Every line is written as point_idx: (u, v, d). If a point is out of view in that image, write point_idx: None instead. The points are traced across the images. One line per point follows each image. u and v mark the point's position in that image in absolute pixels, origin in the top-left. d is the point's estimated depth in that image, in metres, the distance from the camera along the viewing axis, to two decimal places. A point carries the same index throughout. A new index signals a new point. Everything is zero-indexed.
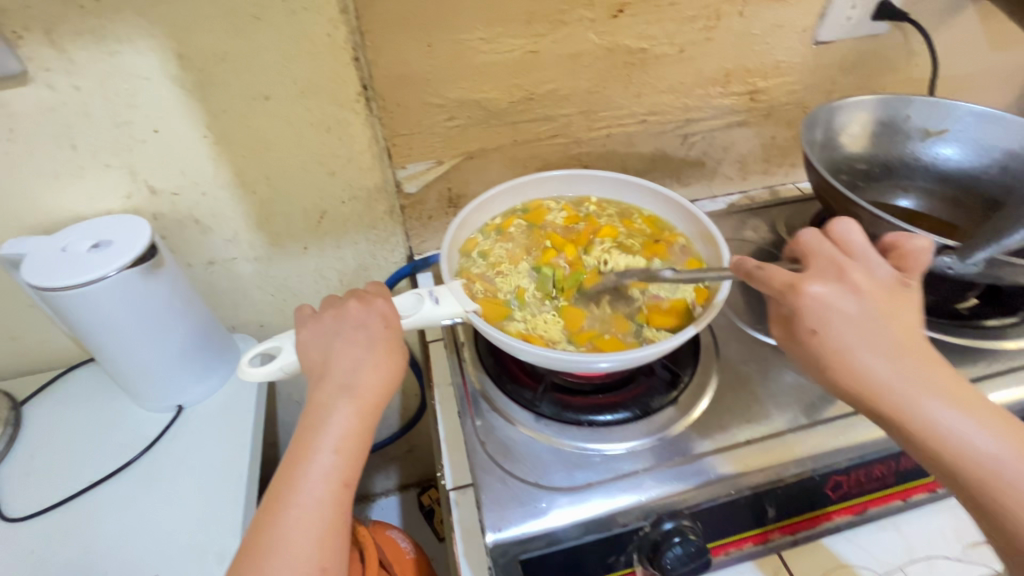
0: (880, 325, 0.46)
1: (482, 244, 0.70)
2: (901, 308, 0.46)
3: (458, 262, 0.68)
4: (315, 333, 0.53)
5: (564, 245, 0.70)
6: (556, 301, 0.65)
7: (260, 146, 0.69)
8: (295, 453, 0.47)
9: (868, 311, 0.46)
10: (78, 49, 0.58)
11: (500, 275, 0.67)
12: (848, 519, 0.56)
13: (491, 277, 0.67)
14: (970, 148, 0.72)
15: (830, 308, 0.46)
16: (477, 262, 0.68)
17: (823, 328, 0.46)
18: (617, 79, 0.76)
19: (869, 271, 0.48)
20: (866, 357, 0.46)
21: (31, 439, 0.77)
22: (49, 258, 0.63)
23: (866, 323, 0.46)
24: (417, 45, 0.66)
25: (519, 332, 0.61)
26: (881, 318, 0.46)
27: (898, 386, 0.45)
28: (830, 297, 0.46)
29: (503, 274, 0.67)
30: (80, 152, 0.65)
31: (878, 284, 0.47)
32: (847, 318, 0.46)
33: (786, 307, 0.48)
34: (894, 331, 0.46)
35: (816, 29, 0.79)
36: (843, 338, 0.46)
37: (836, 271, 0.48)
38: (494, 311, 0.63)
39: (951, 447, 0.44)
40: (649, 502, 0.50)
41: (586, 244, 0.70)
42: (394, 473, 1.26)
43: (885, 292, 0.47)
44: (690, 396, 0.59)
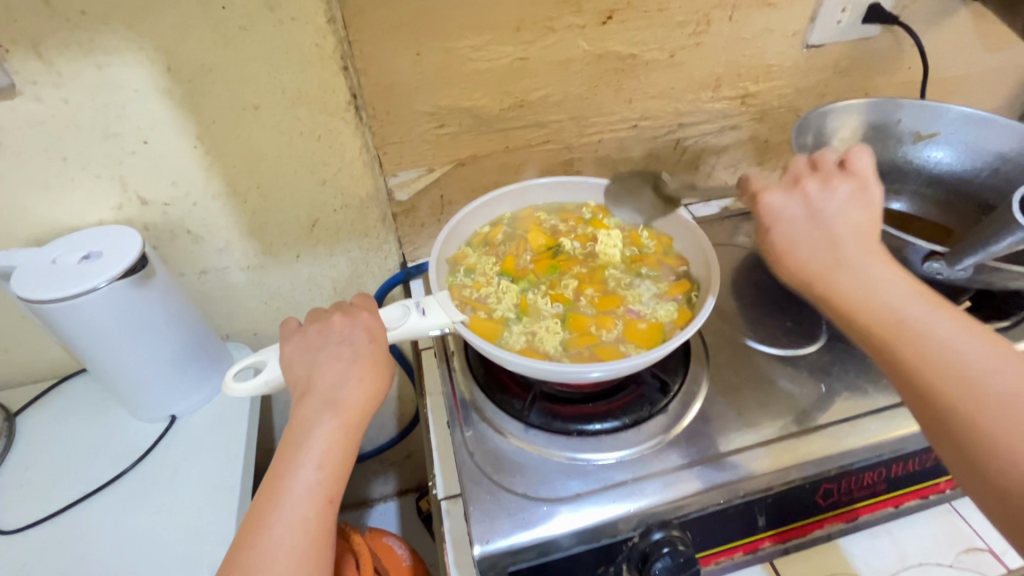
0: (823, 223, 0.53)
1: (469, 258, 0.69)
2: (850, 206, 0.54)
3: (446, 277, 0.67)
4: (299, 347, 0.53)
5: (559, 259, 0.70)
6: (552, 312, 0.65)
7: (250, 156, 0.69)
8: (278, 469, 0.47)
9: (816, 208, 0.55)
10: (65, 61, 0.58)
11: (490, 288, 0.66)
12: (839, 527, 0.55)
13: (481, 292, 0.66)
14: (963, 151, 0.72)
15: (780, 211, 0.56)
16: (467, 280, 0.67)
17: (772, 224, 0.55)
18: (607, 85, 0.76)
19: (823, 180, 0.57)
20: (806, 249, 0.53)
21: (24, 450, 0.77)
22: (39, 270, 0.63)
23: (810, 219, 0.54)
24: (407, 53, 0.66)
25: (518, 347, 0.61)
26: (825, 216, 0.54)
27: (837, 268, 0.51)
28: (778, 201, 0.56)
29: (493, 291, 0.66)
30: (70, 164, 0.65)
31: (831, 190, 0.55)
32: (792, 215, 0.55)
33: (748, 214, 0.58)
34: (839, 223, 0.53)
35: (807, 33, 0.78)
36: (795, 228, 0.54)
37: (789, 183, 0.58)
38: (489, 329, 0.62)
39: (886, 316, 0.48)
40: (639, 512, 0.50)
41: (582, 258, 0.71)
42: (392, 479, 1.26)
43: (834, 195, 0.55)
44: (680, 404, 0.58)
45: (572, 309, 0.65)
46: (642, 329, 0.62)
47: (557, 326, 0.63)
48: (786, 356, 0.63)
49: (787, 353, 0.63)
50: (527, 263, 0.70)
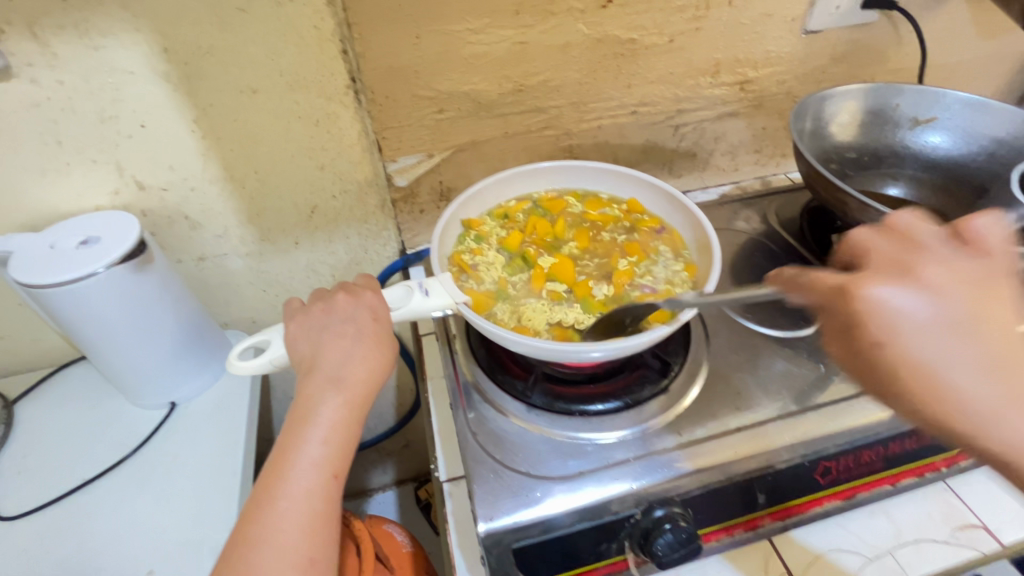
0: (971, 334, 0.38)
1: (484, 226, 0.71)
2: (985, 300, 0.39)
3: (452, 246, 0.68)
4: (303, 326, 0.53)
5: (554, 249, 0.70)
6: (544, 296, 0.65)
7: (248, 140, 0.68)
8: (283, 444, 0.47)
9: (946, 312, 0.39)
10: (60, 42, 0.57)
11: (485, 258, 0.68)
12: (837, 504, 0.56)
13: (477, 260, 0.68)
14: (959, 135, 0.73)
15: (904, 315, 0.39)
16: (465, 246, 0.69)
17: (893, 338, 0.39)
18: (606, 70, 0.76)
19: (941, 262, 0.41)
20: (954, 376, 0.38)
21: (23, 437, 0.77)
22: (37, 255, 0.63)
23: (950, 327, 0.39)
24: (405, 37, 0.66)
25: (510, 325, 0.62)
26: (964, 323, 0.39)
27: (998, 414, 0.37)
28: (898, 302, 0.39)
29: (493, 265, 0.67)
30: (65, 147, 0.64)
31: (959, 279, 0.40)
32: (922, 325, 0.39)
33: (842, 317, 0.41)
34: (983, 342, 0.38)
35: (806, 19, 0.79)
36: (919, 348, 0.39)
37: (899, 266, 0.41)
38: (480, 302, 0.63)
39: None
40: (641, 489, 0.50)
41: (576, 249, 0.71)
42: (391, 468, 1.27)
43: (966, 288, 0.39)
44: (681, 384, 0.59)
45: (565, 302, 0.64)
46: (647, 307, 0.61)
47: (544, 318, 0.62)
48: (784, 338, 0.64)
49: (785, 335, 0.64)
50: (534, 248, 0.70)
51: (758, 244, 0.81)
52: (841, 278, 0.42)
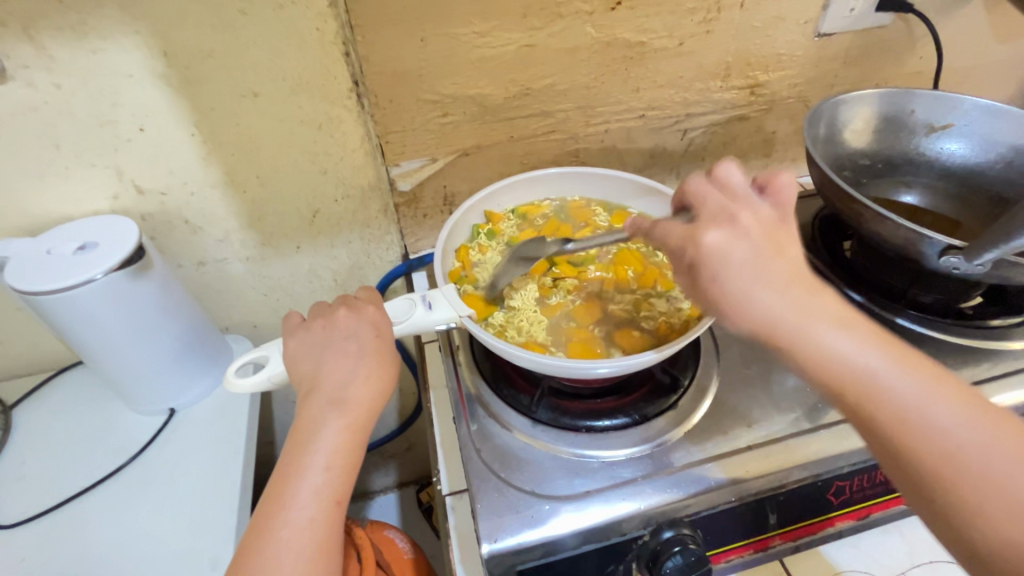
0: (768, 261, 0.45)
1: (499, 224, 0.70)
2: (777, 237, 0.46)
3: (461, 240, 0.69)
4: (304, 344, 0.52)
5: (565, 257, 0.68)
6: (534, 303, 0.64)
7: (249, 144, 0.67)
8: (284, 471, 0.46)
9: (751, 244, 0.45)
10: (57, 44, 0.56)
11: (489, 258, 0.67)
12: (850, 524, 0.55)
13: (481, 261, 0.67)
14: (976, 143, 0.71)
15: (729, 250, 0.45)
16: (474, 241, 0.69)
17: (724, 272, 0.44)
18: (615, 73, 0.74)
19: (751, 208, 0.48)
20: (760, 293, 0.44)
21: (20, 444, 0.76)
22: (34, 261, 0.62)
23: (755, 255, 0.45)
24: (410, 40, 0.64)
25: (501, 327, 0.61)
26: (764, 253, 0.45)
27: (796, 321, 0.43)
28: (723, 242, 0.45)
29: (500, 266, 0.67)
30: (64, 151, 0.63)
31: (763, 220, 0.47)
32: (745, 258, 0.45)
33: (689, 257, 0.47)
34: (781, 265, 0.45)
35: (819, 21, 0.77)
36: (736, 274, 0.44)
37: (722, 215, 0.48)
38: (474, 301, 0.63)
39: (848, 374, 0.42)
40: (649, 510, 0.49)
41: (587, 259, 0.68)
42: (392, 472, 1.26)
43: (766, 228, 0.47)
44: (691, 400, 0.58)
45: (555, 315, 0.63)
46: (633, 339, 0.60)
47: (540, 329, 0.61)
48: None
49: None
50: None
51: None
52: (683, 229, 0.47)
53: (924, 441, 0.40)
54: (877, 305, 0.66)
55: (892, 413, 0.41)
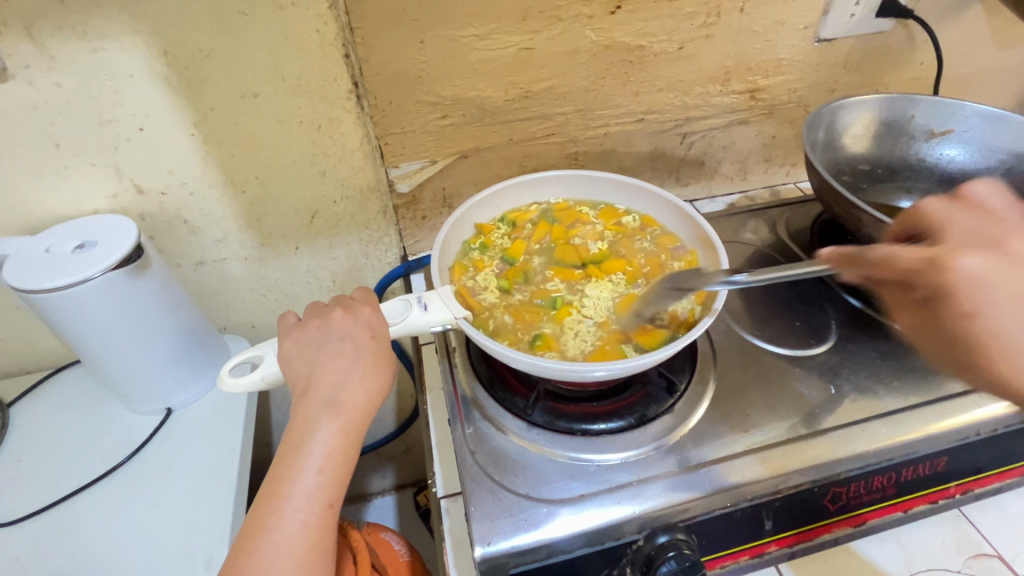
0: (1016, 296, 0.47)
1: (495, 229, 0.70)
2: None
3: (457, 249, 0.69)
4: (299, 344, 0.52)
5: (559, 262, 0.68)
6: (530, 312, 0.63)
7: (249, 144, 0.67)
8: (277, 473, 0.46)
9: (1013, 269, 0.48)
10: (58, 44, 0.56)
11: (485, 278, 0.66)
12: (846, 531, 0.54)
13: (477, 285, 0.65)
14: (977, 149, 0.71)
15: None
16: (468, 252, 0.69)
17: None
18: (614, 77, 0.74)
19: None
20: (1009, 327, 0.47)
21: (17, 442, 0.76)
22: (32, 259, 0.62)
23: (1022, 277, 0.47)
24: (410, 42, 0.65)
25: (501, 331, 0.61)
26: (1021, 279, 0.47)
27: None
28: (984, 271, 0.47)
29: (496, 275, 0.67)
30: (63, 150, 0.63)
31: None
32: (1002, 293, 0.47)
33: (929, 287, 0.49)
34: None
35: (819, 27, 0.77)
36: (1001, 311, 0.47)
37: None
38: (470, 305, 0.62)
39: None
40: (644, 514, 0.49)
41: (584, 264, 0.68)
42: (390, 474, 1.25)
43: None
44: (687, 404, 0.58)
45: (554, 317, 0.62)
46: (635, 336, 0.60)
47: (585, 323, 0.61)
48: (794, 357, 0.62)
49: (796, 354, 0.63)
50: (539, 258, 0.69)
51: (765, 256, 0.79)
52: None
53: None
54: (876, 312, 0.66)
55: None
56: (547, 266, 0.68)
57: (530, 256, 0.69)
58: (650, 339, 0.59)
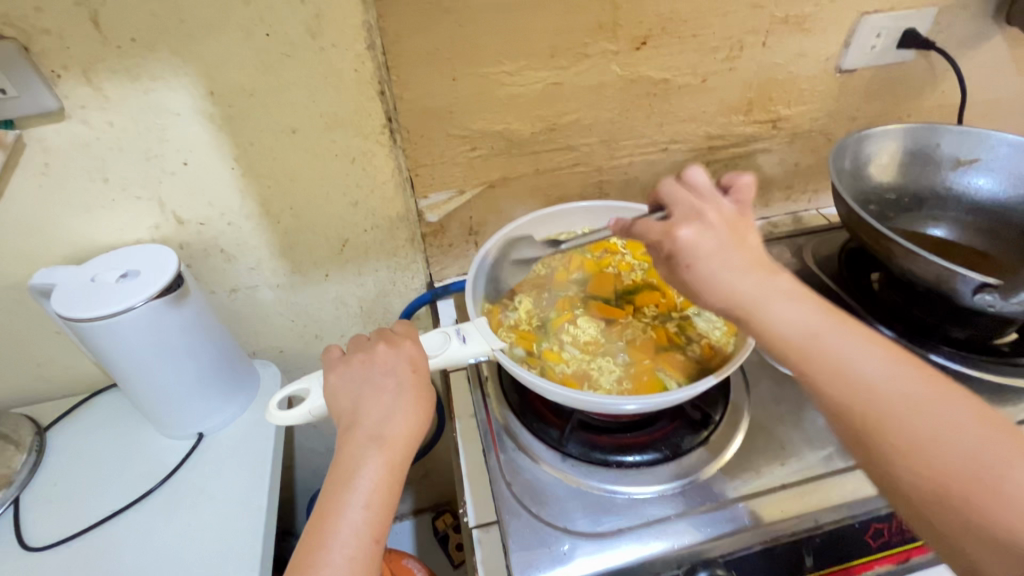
0: (734, 253, 0.48)
1: None
2: (739, 238, 0.49)
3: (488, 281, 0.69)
4: (343, 378, 0.53)
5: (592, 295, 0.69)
6: (564, 346, 0.63)
7: (287, 177, 0.69)
8: (325, 508, 0.46)
9: (712, 237, 0.49)
10: (112, 85, 0.59)
11: (518, 309, 0.67)
12: (888, 568, 0.52)
13: (507, 319, 0.66)
14: (1007, 178, 0.71)
15: (698, 246, 0.48)
16: (500, 284, 0.70)
17: (693, 261, 0.48)
18: (639, 109, 0.76)
19: (713, 205, 0.51)
20: (742, 284, 0.47)
21: (53, 465, 0.78)
22: (79, 288, 0.64)
23: (722, 244, 0.48)
24: (442, 78, 0.67)
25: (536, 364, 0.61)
26: (728, 246, 0.48)
27: (771, 312, 0.46)
28: (693, 237, 0.48)
29: (529, 308, 0.67)
30: (111, 184, 0.66)
31: (722, 216, 0.50)
32: (710, 250, 0.48)
33: (664, 250, 0.50)
34: (746, 256, 0.48)
35: (840, 58, 0.78)
36: (714, 261, 0.48)
37: (693, 212, 0.50)
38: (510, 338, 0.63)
39: (806, 349, 0.45)
40: (682, 550, 0.49)
41: (617, 296, 0.69)
42: (409, 498, 1.25)
43: (730, 224, 0.50)
44: (722, 436, 0.58)
45: (590, 352, 0.62)
46: (672, 367, 0.60)
47: (614, 363, 0.61)
48: None
49: None
50: (571, 289, 0.70)
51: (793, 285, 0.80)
52: (662, 225, 0.50)
53: (877, 409, 0.43)
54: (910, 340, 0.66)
55: (858, 397, 0.43)
56: (579, 298, 0.69)
57: (561, 289, 0.70)
58: (686, 368, 0.60)
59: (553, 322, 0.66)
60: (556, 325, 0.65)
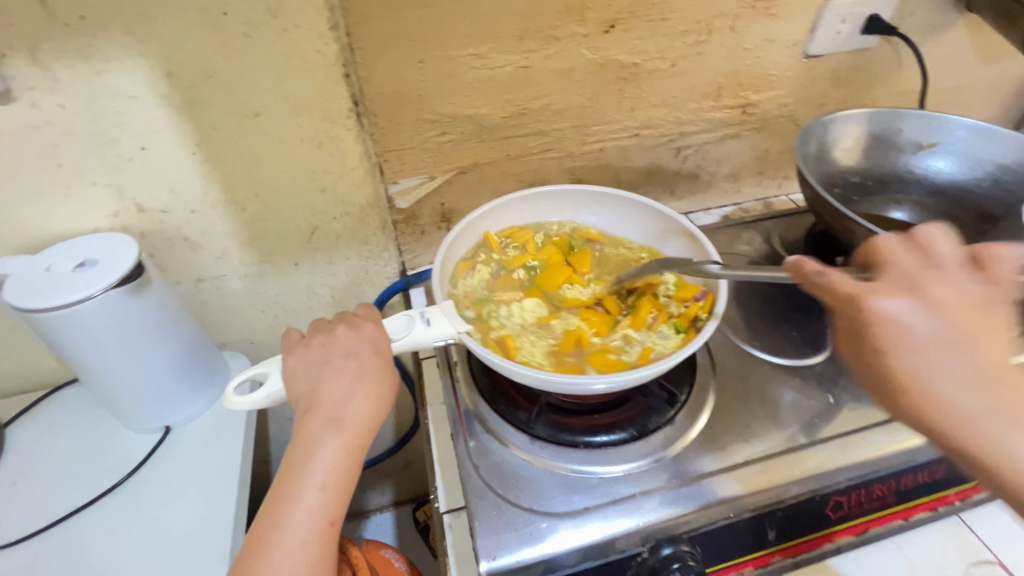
0: (962, 343, 0.41)
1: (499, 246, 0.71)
2: (981, 327, 0.41)
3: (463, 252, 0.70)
4: (303, 361, 0.52)
5: (546, 276, 0.69)
6: (514, 317, 0.65)
7: (251, 163, 0.68)
8: (280, 491, 0.46)
9: (935, 321, 0.42)
10: (63, 67, 0.57)
11: (476, 274, 0.68)
12: (848, 540, 0.55)
13: (465, 282, 0.68)
14: (964, 161, 0.73)
15: (901, 323, 0.42)
16: (469, 256, 0.70)
17: (888, 344, 0.42)
18: (609, 94, 0.76)
19: (953, 282, 0.43)
20: (941, 382, 0.41)
21: (11, 463, 0.75)
22: (32, 278, 0.62)
23: (943, 334, 0.41)
24: (410, 61, 0.66)
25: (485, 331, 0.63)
26: (952, 333, 0.41)
27: (976, 418, 0.40)
28: (905, 312, 0.42)
29: (490, 277, 0.69)
30: (65, 171, 0.64)
31: (963, 298, 0.42)
32: (923, 335, 0.41)
33: (846, 319, 0.45)
34: (982, 356, 0.41)
35: (807, 43, 0.79)
36: (922, 354, 0.41)
37: (910, 283, 0.43)
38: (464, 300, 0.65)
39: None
40: (648, 527, 0.50)
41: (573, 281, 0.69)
42: (388, 490, 1.24)
43: (966, 307, 0.42)
44: (687, 415, 0.58)
45: (531, 327, 0.64)
46: (597, 359, 0.60)
47: (546, 343, 0.62)
48: (791, 366, 0.63)
49: (792, 363, 0.63)
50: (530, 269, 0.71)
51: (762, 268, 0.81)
52: (861, 284, 0.44)
53: None
54: None
55: None
56: (535, 279, 0.70)
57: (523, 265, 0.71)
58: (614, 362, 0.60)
59: (507, 295, 0.68)
60: (509, 298, 0.67)
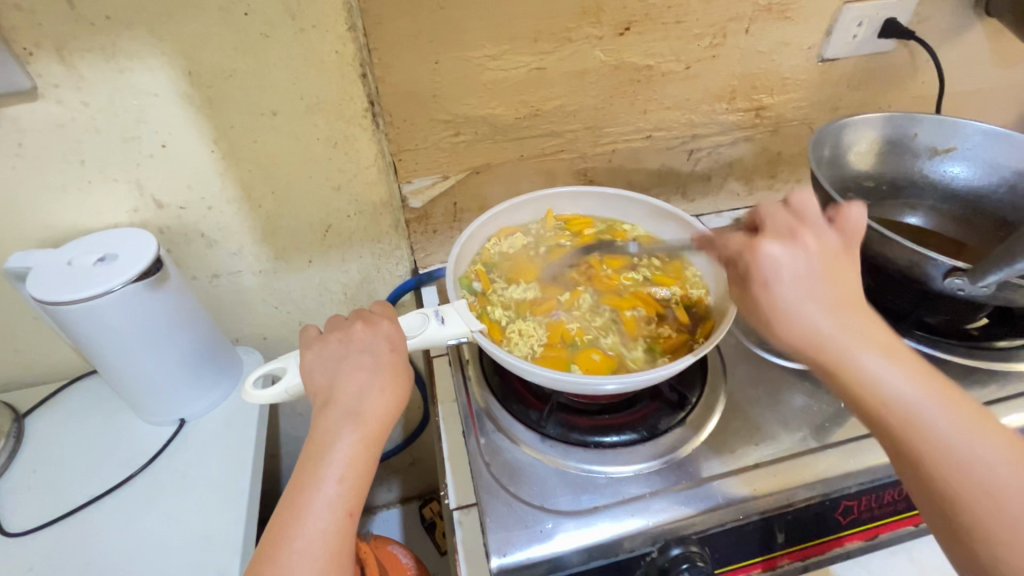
0: (822, 281, 0.48)
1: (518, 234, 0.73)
2: (829, 275, 0.48)
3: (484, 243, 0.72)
4: (320, 356, 0.53)
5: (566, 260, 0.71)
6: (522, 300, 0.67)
7: (268, 160, 0.69)
8: (299, 484, 0.47)
9: (795, 263, 0.48)
10: (88, 65, 0.58)
11: (510, 241, 0.72)
12: (858, 544, 0.55)
13: (498, 244, 0.72)
14: (979, 166, 0.72)
15: (781, 266, 0.48)
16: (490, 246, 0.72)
17: (773, 280, 0.48)
18: (622, 96, 0.76)
19: (814, 234, 0.50)
20: (812, 311, 0.47)
21: (31, 452, 0.77)
22: (55, 271, 0.63)
23: (803, 276, 0.48)
24: (425, 62, 0.67)
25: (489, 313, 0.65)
26: (800, 272, 0.48)
27: (844, 347, 0.46)
28: (775, 253, 0.48)
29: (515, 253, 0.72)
30: (88, 167, 0.65)
31: (826, 248, 0.50)
32: (793, 273, 0.48)
33: (744, 265, 0.50)
34: (833, 291, 0.48)
35: (822, 47, 0.79)
36: (791, 293, 0.48)
37: (786, 232, 0.50)
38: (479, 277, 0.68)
39: (887, 403, 0.45)
40: (657, 526, 0.50)
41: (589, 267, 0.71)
42: (395, 486, 1.25)
43: (826, 252, 0.49)
44: (698, 417, 0.59)
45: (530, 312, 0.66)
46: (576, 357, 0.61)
47: (536, 334, 0.63)
48: (803, 370, 0.63)
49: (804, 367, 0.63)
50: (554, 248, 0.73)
51: None
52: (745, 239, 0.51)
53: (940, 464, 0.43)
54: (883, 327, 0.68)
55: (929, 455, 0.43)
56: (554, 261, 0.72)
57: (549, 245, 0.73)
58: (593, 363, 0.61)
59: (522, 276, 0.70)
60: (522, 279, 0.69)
